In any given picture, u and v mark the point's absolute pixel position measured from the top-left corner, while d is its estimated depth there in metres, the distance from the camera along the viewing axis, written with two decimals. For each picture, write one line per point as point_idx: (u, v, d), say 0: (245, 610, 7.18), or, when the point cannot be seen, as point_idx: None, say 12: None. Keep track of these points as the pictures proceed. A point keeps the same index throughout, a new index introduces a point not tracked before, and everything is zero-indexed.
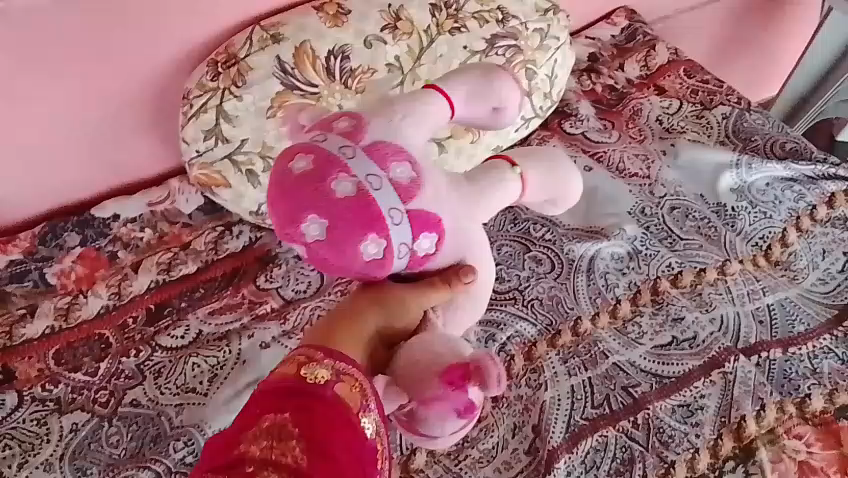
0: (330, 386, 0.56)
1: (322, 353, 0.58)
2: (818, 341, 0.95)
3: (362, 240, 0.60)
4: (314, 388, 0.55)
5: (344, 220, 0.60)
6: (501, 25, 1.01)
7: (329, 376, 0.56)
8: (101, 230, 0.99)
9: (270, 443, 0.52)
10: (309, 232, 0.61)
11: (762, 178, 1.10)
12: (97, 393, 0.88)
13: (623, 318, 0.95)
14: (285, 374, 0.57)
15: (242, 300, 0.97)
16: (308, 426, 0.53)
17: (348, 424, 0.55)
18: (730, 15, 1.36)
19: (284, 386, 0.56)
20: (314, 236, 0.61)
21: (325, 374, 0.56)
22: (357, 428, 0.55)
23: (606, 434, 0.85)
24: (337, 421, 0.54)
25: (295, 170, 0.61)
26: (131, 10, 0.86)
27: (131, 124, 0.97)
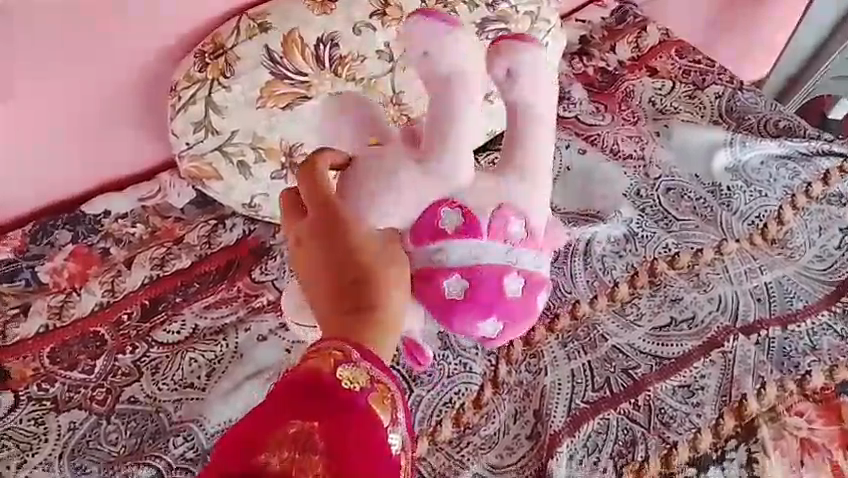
0: (364, 394, 0.51)
1: (350, 349, 0.51)
2: (816, 318, 0.95)
3: (446, 307, 0.67)
4: (349, 395, 0.50)
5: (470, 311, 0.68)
6: (491, 8, 1.00)
7: (364, 383, 0.51)
8: (93, 226, 0.97)
9: (293, 456, 0.48)
10: (445, 283, 0.66)
11: (756, 156, 1.09)
12: (94, 391, 0.87)
13: (621, 300, 0.95)
14: (316, 367, 0.51)
15: (237, 293, 0.96)
16: (338, 436, 0.49)
17: (375, 438, 0.50)
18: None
19: (317, 383, 0.50)
20: (441, 293, 0.66)
21: (361, 378, 0.51)
22: (386, 446, 0.50)
23: (607, 416, 0.85)
24: (367, 435, 0.50)
25: (508, 282, 0.67)
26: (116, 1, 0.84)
27: (121, 119, 0.95)
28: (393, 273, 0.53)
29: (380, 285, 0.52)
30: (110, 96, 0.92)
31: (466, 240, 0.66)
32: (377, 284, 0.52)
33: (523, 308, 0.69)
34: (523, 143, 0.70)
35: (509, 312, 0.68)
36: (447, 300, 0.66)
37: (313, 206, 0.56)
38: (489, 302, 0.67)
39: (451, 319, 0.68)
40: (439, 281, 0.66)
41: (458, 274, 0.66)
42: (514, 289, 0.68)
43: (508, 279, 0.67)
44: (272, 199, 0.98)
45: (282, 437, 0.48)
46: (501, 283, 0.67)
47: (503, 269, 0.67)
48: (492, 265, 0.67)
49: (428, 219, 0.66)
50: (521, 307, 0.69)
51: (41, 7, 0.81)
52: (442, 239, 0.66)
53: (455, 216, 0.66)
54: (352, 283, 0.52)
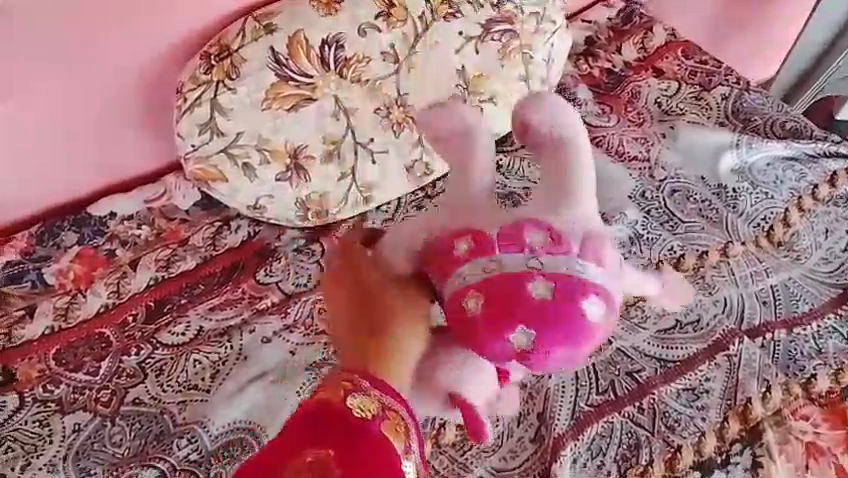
0: (376, 422, 0.59)
1: (364, 382, 0.62)
2: (823, 321, 0.95)
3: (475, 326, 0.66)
4: (363, 422, 0.59)
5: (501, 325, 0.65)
6: (496, 9, 1.00)
7: (374, 411, 0.60)
8: (99, 228, 0.98)
9: None
10: (467, 300, 0.66)
11: (762, 158, 1.09)
12: (99, 393, 0.87)
13: (626, 303, 0.94)
14: (333, 400, 0.60)
15: (242, 295, 0.96)
16: (354, 461, 0.56)
17: (388, 459, 0.58)
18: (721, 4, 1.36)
19: (333, 415, 0.59)
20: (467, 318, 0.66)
21: (372, 408, 0.60)
22: (398, 466, 0.58)
23: (611, 419, 0.85)
24: (380, 458, 0.57)
25: (532, 289, 0.65)
26: (119, 3, 0.85)
27: (125, 120, 0.95)
28: (406, 317, 0.67)
29: (396, 323, 0.66)
30: (113, 96, 0.92)
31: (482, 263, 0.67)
32: (395, 321, 0.66)
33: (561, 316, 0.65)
34: (568, 177, 0.70)
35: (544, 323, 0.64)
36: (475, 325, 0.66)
37: (343, 277, 0.71)
38: (517, 313, 0.64)
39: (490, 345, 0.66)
40: (461, 306, 0.66)
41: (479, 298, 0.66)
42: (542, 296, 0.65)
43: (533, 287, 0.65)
44: (277, 200, 0.98)
45: (299, 464, 0.55)
46: (524, 294, 0.65)
47: (525, 276, 0.65)
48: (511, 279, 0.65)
49: (448, 255, 0.68)
50: (557, 315, 0.64)
51: (42, 9, 0.82)
52: (459, 266, 0.68)
53: (466, 242, 0.68)
54: (374, 323, 0.66)
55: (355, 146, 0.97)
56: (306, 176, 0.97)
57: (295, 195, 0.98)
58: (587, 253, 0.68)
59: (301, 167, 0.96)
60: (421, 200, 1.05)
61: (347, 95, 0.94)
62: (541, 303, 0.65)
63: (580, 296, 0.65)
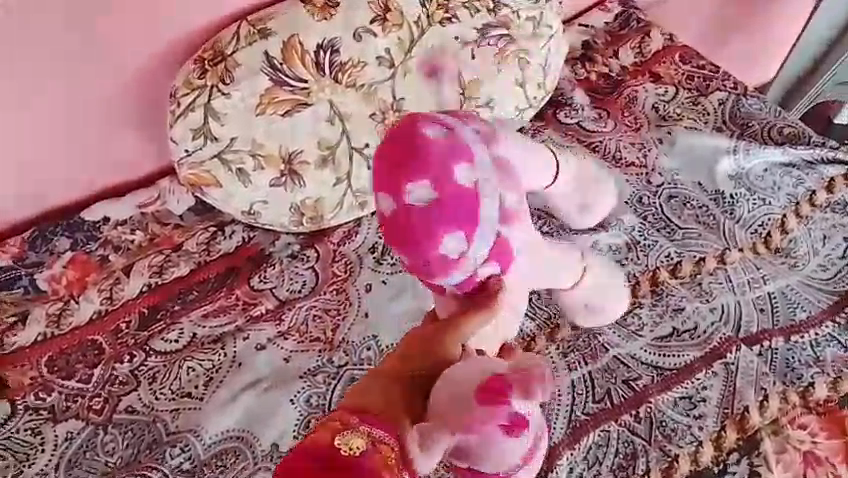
0: (366, 455, 0.55)
1: (354, 419, 0.58)
2: (821, 329, 0.94)
3: (449, 229, 0.60)
4: (351, 460, 0.54)
5: (453, 200, 0.60)
6: (493, 14, 1.00)
7: (362, 447, 0.55)
8: (92, 233, 0.97)
9: None
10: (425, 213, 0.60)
11: (760, 163, 1.08)
12: (91, 400, 0.87)
13: (622, 310, 0.94)
14: (317, 441, 0.55)
15: (236, 301, 0.95)
16: None
17: None
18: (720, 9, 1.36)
19: (319, 454, 0.55)
20: (450, 260, 0.62)
21: (359, 443, 0.56)
22: None
23: (608, 428, 0.84)
24: None
25: (414, 191, 0.60)
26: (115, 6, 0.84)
27: (118, 123, 0.94)
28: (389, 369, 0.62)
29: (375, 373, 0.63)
30: (106, 97, 0.92)
31: (407, 251, 0.62)
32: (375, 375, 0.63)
33: (420, 157, 0.60)
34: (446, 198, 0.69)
35: (437, 172, 0.60)
36: (461, 246, 0.61)
37: None
38: (438, 204, 0.60)
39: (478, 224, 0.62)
40: (437, 263, 0.62)
41: (428, 249, 0.61)
42: (413, 182, 0.60)
43: (408, 188, 0.60)
44: (272, 206, 0.97)
45: None
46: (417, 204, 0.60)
47: (396, 159, 0.60)
48: (400, 215, 0.60)
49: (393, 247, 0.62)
50: (428, 156, 0.60)
51: (39, 12, 0.81)
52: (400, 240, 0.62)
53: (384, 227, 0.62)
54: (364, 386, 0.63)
55: (350, 152, 0.96)
56: (300, 181, 0.96)
57: (290, 200, 0.97)
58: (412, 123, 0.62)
59: (295, 171, 0.95)
60: None
61: (342, 100, 0.94)
62: (418, 149, 0.60)
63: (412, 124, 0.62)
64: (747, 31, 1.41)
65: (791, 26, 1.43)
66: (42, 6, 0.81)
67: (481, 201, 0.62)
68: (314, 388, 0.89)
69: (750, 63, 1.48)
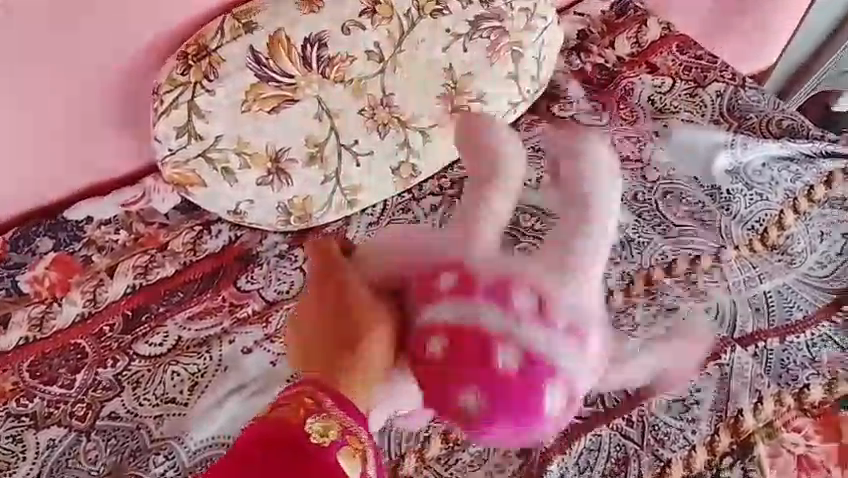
0: (333, 450, 0.59)
1: (328, 401, 0.62)
2: (817, 329, 0.92)
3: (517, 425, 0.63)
4: (319, 452, 0.59)
5: (534, 371, 0.62)
6: (485, 5, 0.96)
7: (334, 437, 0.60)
8: (75, 233, 0.95)
9: None
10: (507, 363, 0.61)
11: (757, 157, 1.06)
12: (74, 407, 0.85)
13: (616, 310, 0.92)
14: (289, 419, 0.60)
15: (222, 303, 0.93)
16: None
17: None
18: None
19: (286, 436, 0.59)
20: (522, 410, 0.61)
21: (332, 433, 0.60)
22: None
23: (600, 433, 0.83)
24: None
25: (504, 354, 0.61)
26: (111, 12, 0.82)
27: (96, 118, 0.91)
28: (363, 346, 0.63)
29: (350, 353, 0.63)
30: (83, 90, 0.88)
31: (441, 341, 0.62)
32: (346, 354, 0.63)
33: (528, 384, 0.61)
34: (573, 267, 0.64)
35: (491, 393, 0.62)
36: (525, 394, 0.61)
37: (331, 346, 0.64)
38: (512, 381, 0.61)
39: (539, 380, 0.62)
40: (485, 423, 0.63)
41: (434, 388, 0.63)
42: (471, 364, 0.61)
43: (500, 364, 0.61)
44: (258, 205, 0.95)
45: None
46: (433, 344, 0.62)
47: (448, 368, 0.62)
48: (457, 358, 0.61)
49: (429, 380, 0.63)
50: (515, 373, 0.61)
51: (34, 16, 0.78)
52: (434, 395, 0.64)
53: (439, 343, 0.62)
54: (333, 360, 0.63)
55: (338, 149, 0.94)
56: (287, 180, 0.94)
57: (277, 199, 0.95)
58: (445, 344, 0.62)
59: (282, 170, 0.93)
60: (407, 203, 1.04)
61: (330, 96, 0.91)
62: (498, 375, 0.61)
63: (482, 339, 0.61)
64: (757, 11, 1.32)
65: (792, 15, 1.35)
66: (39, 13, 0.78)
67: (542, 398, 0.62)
68: None
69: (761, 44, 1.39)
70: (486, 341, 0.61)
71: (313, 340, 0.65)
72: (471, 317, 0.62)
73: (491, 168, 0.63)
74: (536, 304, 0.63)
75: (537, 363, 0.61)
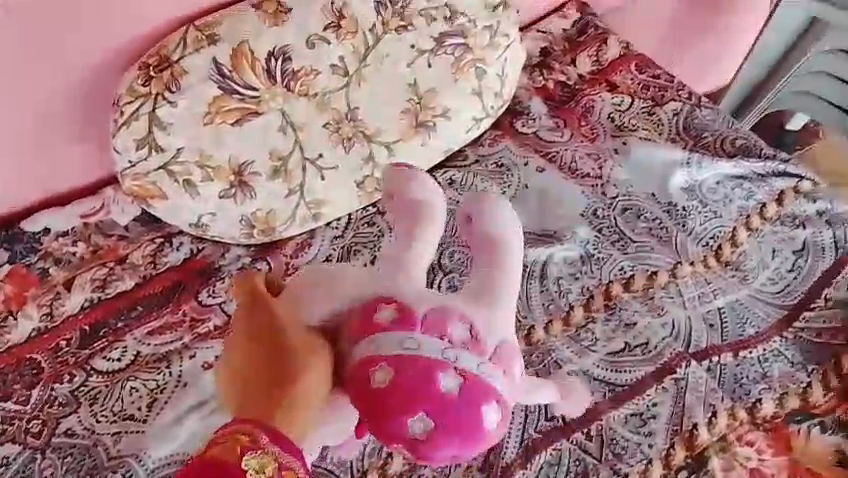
0: None
1: (265, 437, 0.60)
2: (769, 344, 0.95)
3: (480, 425, 0.62)
4: None
5: (469, 383, 0.63)
6: (449, 22, 0.98)
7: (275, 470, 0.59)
8: (32, 245, 0.93)
9: None
10: (444, 381, 0.62)
11: (712, 176, 1.09)
12: (30, 423, 0.83)
13: (576, 325, 0.94)
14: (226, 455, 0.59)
15: (183, 317, 0.92)
16: None
17: None
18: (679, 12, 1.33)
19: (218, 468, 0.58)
20: (471, 426, 0.62)
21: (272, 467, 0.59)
22: None
23: (559, 447, 0.85)
24: None
25: (445, 380, 0.62)
26: (67, 20, 0.81)
27: (56, 127, 0.90)
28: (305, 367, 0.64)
29: (284, 380, 0.63)
30: (43, 97, 0.86)
31: (380, 385, 0.63)
32: (279, 383, 0.62)
33: (468, 403, 0.62)
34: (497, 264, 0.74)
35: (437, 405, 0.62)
36: (457, 385, 0.62)
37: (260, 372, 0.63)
38: (453, 401, 0.61)
39: (483, 389, 0.63)
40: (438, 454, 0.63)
41: (387, 433, 0.63)
42: (414, 399, 0.61)
43: (442, 391, 0.61)
44: (221, 218, 0.94)
45: None
46: (377, 376, 0.63)
47: (393, 391, 0.62)
48: (402, 408, 0.61)
49: (366, 397, 0.63)
50: (449, 396, 0.61)
51: None
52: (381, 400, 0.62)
53: (384, 372, 0.63)
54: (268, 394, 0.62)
55: (302, 163, 0.94)
56: (250, 193, 0.93)
57: (239, 212, 0.94)
58: (398, 367, 0.63)
59: (246, 183, 0.93)
60: (372, 216, 1.03)
61: (294, 109, 0.91)
62: (441, 395, 0.61)
63: (424, 370, 0.62)
64: (722, 9, 1.34)
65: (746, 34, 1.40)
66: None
67: (483, 410, 0.62)
68: None
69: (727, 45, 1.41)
70: (423, 364, 0.62)
71: (244, 367, 0.64)
72: (407, 346, 0.64)
73: (420, 213, 0.73)
74: (471, 331, 0.66)
75: (478, 384, 0.63)
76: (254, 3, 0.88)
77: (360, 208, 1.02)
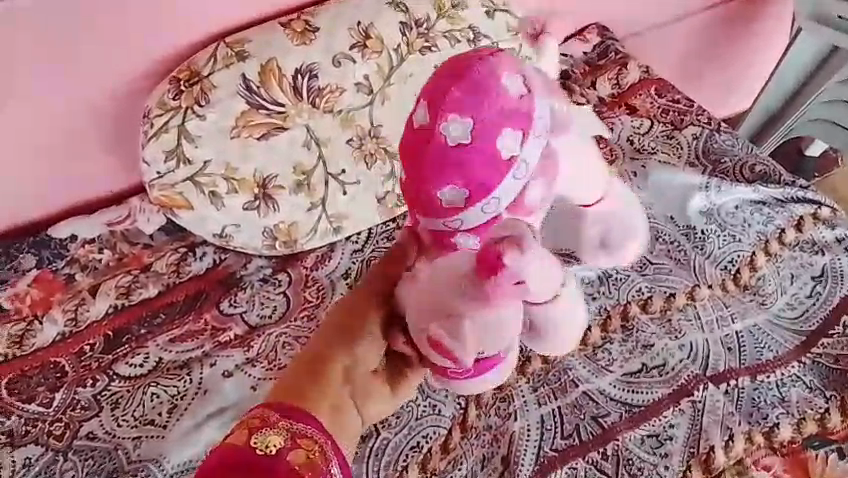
0: (284, 453, 0.56)
1: (275, 415, 0.58)
2: (787, 369, 0.95)
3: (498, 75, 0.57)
4: (268, 461, 0.55)
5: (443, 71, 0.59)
6: (472, 44, 1.00)
7: (281, 444, 0.56)
8: (59, 251, 0.95)
9: None
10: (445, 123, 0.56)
11: (731, 200, 1.09)
12: (52, 426, 0.85)
13: (593, 345, 0.95)
14: (236, 442, 0.57)
15: (204, 326, 0.94)
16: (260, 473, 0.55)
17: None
18: (703, 33, 1.37)
19: (232, 454, 0.56)
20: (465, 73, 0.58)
21: (277, 440, 0.56)
22: None
23: (575, 465, 0.85)
24: None
25: (451, 125, 0.56)
26: (101, 34, 0.84)
27: (87, 137, 0.92)
28: (336, 355, 0.60)
29: (317, 368, 0.60)
30: (72, 109, 0.89)
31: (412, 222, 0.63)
32: (313, 377, 0.60)
33: (464, 77, 0.57)
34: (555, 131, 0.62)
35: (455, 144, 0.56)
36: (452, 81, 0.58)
37: (299, 368, 0.61)
38: (436, 87, 0.58)
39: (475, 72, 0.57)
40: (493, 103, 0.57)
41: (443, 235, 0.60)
42: (441, 171, 0.57)
43: (443, 127, 0.56)
44: (244, 229, 0.96)
45: None
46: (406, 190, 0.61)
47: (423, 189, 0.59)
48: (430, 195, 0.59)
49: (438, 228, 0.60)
50: (434, 89, 0.58)
51: (24, 40, 0.80)
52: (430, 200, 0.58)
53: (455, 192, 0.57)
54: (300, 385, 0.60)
55: (326, 178, 0.96)
56: (273, 205, 0.95)
57: (262, 224, 0.96)
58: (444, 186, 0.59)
59: (269, 195, 0.94)
60: (393, 232, 1.04)
61: (319, 125, 0.93)
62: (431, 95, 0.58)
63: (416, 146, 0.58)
64: (748, 28, 1.41)
65: (770, 53, 1.47)
66: (30, 33, 0.80)
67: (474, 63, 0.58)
68: None
69: (768, 38, 1.44)
70: (412, 137, 0.58)
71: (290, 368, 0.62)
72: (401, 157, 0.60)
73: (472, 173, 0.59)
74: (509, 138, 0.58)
75: (474, 94, 0.56)
76: (283, 23, 0.92)
77: (381, 223, 1.03)
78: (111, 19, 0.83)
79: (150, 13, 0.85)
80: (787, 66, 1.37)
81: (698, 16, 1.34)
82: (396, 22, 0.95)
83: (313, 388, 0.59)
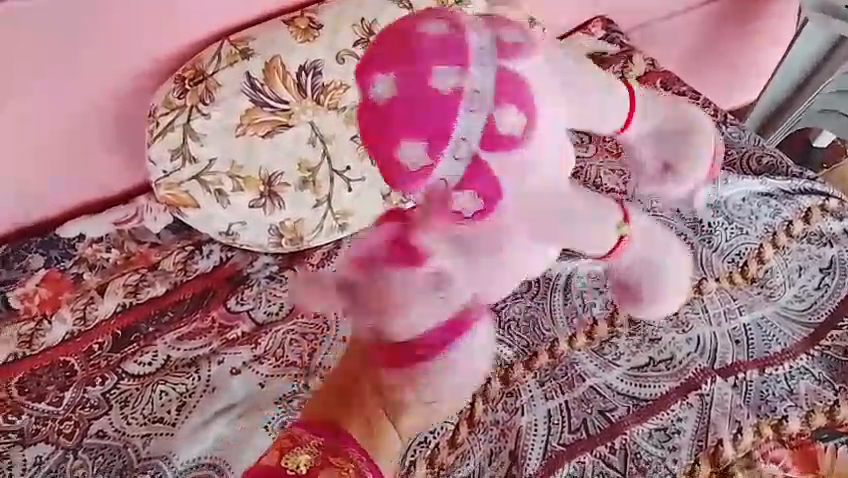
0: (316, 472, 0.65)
1: (306, 436, 0.67)
2: (795, 362, 0.95)
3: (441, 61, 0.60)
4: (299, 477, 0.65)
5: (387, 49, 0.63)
6: None
7: (311, 463, 0.65)
8: (66, 250, 0.95)
9: None
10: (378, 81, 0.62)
11: (738, 192, 1.09)
12: (62, 424, 0.85)
13: (599, 339, 0.95)
14: (272, 463, 0.67)
15: (212, 324, 0.94)
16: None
17: None
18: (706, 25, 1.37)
19: (272, 470, 0.67)
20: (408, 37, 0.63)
21: (306, 460, 0.65)
22: None
23: (582, 460, 0.85)
24: None
25: (379, 85, 0.61)
26: (104, 34, 0.83)
27: (93, 136, 0.93)
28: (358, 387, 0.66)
29: (343, 398, 0.67)
30: (77, 108, 0.89)
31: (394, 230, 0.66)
32: (340, 408, 0.67)
33: (403, 45, 0.62)
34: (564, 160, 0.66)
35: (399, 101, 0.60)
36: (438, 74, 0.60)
37: (328, 401, 0.69)
38: (386, 61, 0.62)
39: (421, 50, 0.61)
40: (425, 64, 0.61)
41: (454, 218, 0.63)
42: (399, 133, 0.60)
43: (382, 93, 0.61)
44: (250, 227, 0.96)
45: None
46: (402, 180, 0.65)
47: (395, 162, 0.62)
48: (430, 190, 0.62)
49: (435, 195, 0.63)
50: (377, 60, 0.63)
51: (27, 41, 0.80)
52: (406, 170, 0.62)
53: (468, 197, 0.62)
54: (329, 414, 0.67)
55: (331, 175, 0.96)
56: (279, 203, 0.95)
57: (267, 222, 0.96)
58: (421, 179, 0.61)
59: (275, 193, 0.94)
60: None
61: (324, 123, 0.93)
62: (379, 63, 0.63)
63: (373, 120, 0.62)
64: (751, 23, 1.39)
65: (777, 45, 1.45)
66: (34, 36, 0.80)
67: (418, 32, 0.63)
68: (289, 414, 0.85)
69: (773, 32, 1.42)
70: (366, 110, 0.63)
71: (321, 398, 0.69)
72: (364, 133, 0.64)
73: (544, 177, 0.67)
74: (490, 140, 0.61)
75: (410, 58, 0.61)
76: (287, 20, 0.91)
77: None
78: (114, 21, 0.83)
79: (151, 12, 0.84)
80: (793, 58, 1.36)
81: (699, 10, 1.34)
82: (399, 18, 0.95)
83: (339, 416, 0.67)
